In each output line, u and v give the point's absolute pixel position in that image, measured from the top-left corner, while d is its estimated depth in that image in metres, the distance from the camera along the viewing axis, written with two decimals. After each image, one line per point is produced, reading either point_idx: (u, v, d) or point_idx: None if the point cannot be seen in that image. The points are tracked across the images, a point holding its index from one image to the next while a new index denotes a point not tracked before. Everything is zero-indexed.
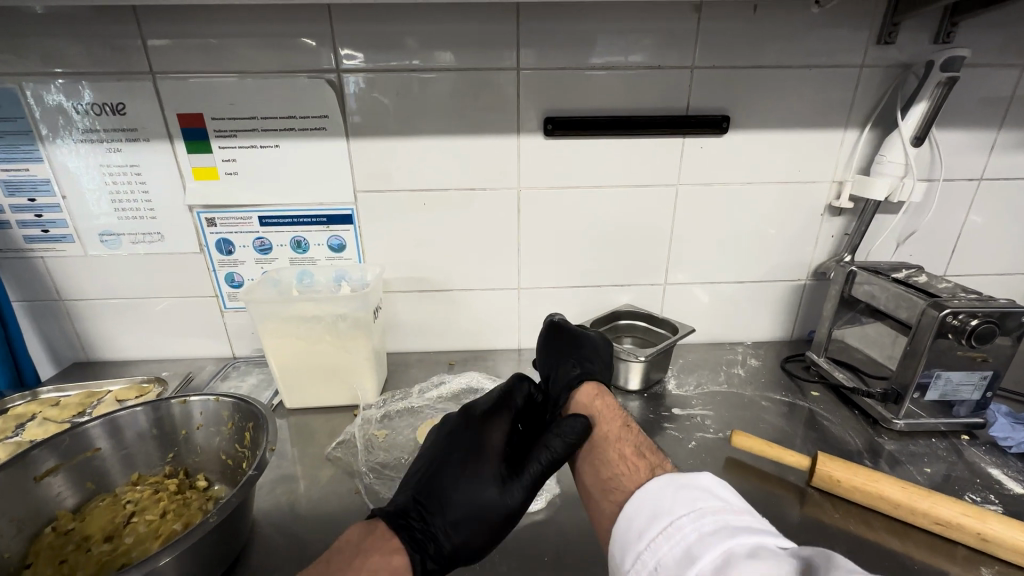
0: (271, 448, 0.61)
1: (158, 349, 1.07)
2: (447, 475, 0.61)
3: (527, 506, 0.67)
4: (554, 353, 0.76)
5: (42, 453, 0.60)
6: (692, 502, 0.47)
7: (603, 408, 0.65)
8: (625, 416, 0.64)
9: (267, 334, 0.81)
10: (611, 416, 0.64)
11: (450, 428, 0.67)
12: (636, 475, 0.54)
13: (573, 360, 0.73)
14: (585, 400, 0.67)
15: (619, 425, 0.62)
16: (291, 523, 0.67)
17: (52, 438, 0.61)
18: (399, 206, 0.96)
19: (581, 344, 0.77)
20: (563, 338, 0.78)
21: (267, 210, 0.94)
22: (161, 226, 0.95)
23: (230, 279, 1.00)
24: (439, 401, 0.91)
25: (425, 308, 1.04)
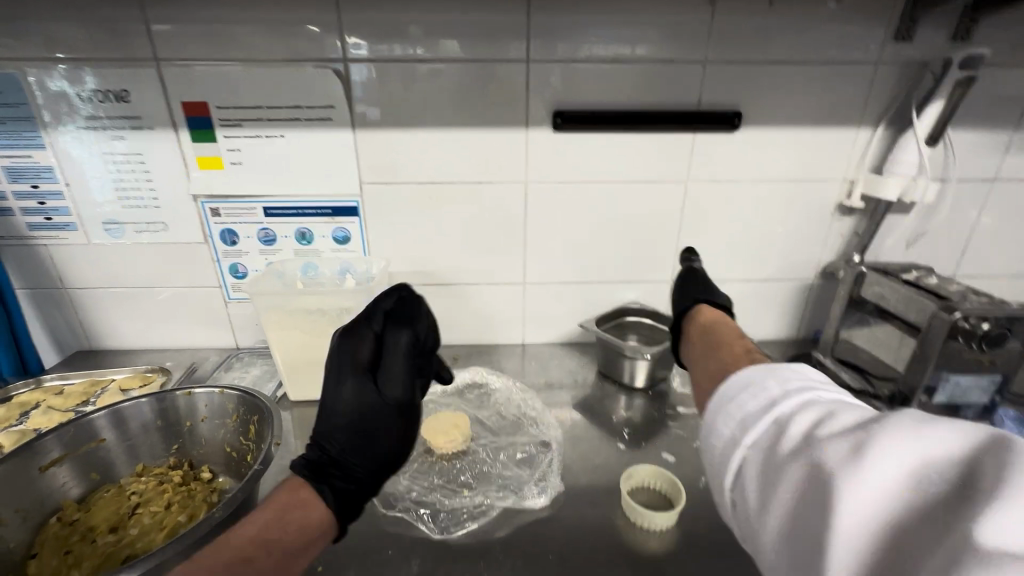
0: (276, 443, 0.60)
1: (162, 339, 1.07)
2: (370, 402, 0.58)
3: (531, 502, 0.67)
4: (678, 282, 0.81)
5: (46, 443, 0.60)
6: (780, 369, 0.43)
7: (718, 323, 0.65)
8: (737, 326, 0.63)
9: (271, 326, 0.81)
10: (721, 327, 0.64)
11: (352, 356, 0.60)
12: (738, 364, 0.52)
13: (694, 287, 0.77)
14: (705, 318, 0.68)
15: (733, 333, 0.61)
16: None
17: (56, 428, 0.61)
18: (404, 199, 0.95)
19: (700, 280, 0.79)
20: (688, 274, 0.82)
21: (272, 200, 0.93)
22: (165, 214, 0.94)
23: (234, 270, 0.99)
24: (443, 395, 0.91)
25: (430, 301, 1.04)
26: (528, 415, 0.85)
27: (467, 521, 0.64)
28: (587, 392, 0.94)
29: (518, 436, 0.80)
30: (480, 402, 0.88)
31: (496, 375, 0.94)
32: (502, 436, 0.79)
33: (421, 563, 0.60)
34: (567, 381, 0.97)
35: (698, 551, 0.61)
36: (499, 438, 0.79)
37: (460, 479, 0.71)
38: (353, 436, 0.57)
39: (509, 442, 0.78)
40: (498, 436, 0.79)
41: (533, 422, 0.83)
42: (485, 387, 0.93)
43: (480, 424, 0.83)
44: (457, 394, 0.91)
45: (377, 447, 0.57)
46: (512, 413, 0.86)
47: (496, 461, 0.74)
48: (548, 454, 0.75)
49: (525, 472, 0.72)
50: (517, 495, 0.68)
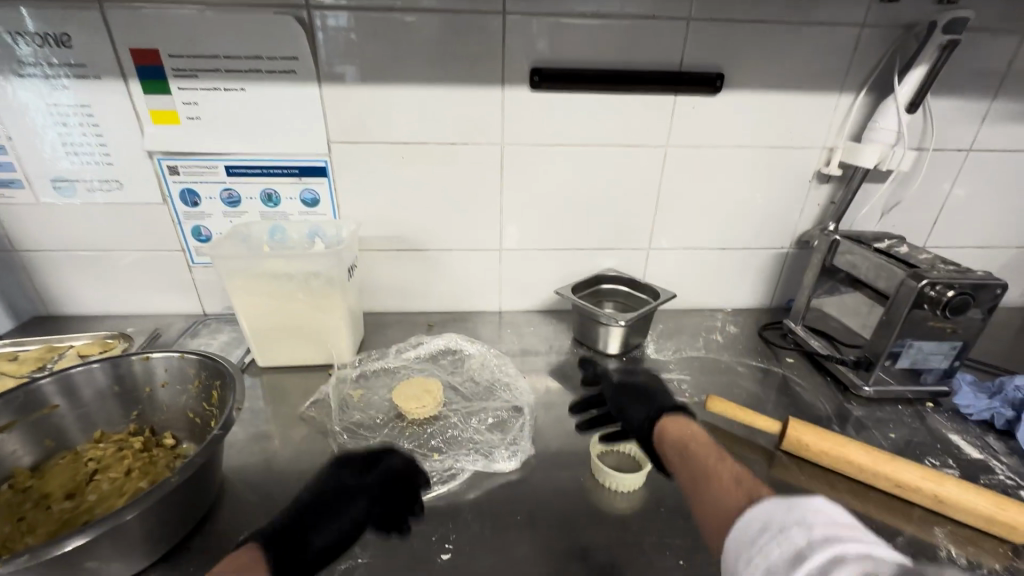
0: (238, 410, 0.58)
1: (123, 304, 1.02)
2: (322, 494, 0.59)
3: (501, 464, 0.67)
4: (624, 398, 0.74)
5: None
6: (803, 509, 0.40)
7: (684, 433, 0.62)
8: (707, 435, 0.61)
9: (235, 290, 0.78)
10: (688, 439, 0.61)
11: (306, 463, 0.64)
12: (729, 500, 0.48)
13: (646, 402, 0.72)
14: (670, 433, 0.63)
15: (699, 445, 0.59)
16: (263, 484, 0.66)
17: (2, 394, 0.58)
18: (375, 160, 0.91)
19: (651, 392, 0.74)
20: (627, 386, 0.77)
21: (234, 158, 0.88)
22: (118, 172, 0.88)
23: (197, 233, 0.95)
24: (417, 362, 0.90)
25: (404, 267, 1.01)
26: (501, 381, 0.85)
27: (437, 483, 0.65)
28: (562, 359, 0.94)
29: (490, 402, 0.80)
30: (453, 369, 0.88)
31: (471, 341, 0.93)
32: (474, 402, 0.79)
33: (389, 526, 0.60)
34: (542, 348, 0.97)
35: (663, 511, 0.63)
36: (471, 404, 0.79)
37: (430, 444, 0.71)
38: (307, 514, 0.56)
39: (482, 407, 0.78)
40: (470, 402, 0.79)
41: (506, 388, 0.83)
42: (459, 354, 0.92)
43: (453, 390, 0.82)
44: (430, 360, 0.90)
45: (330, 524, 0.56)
46: (486, 379, 0.85)
47: (467, 426, 0.74)
48: (520, 419, 0.75)
49: (496, 437, 0.72)
50: (487, 459, 0.68)
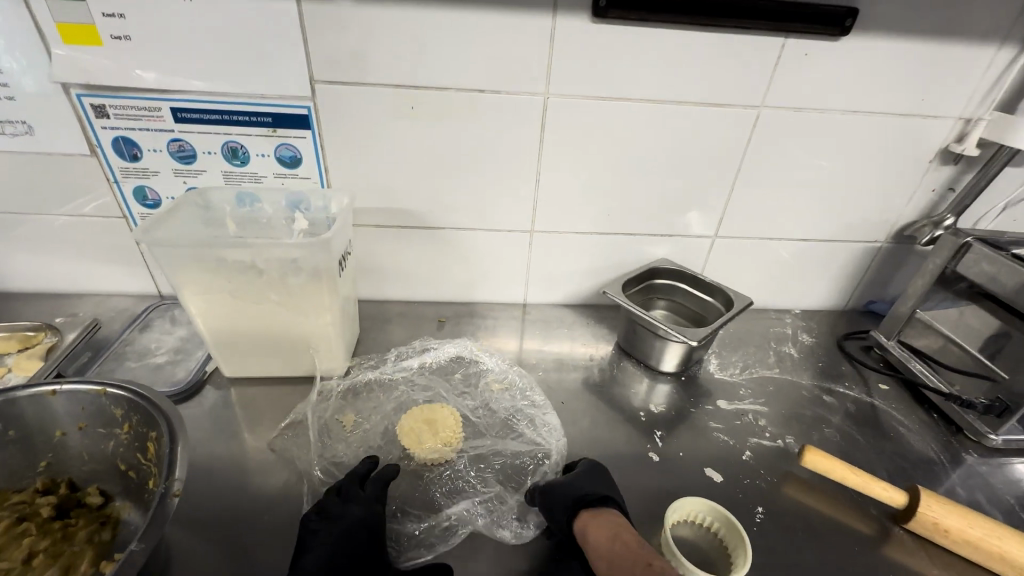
0: (175, 492, 0.40)
1: (55, 281, 0.81)
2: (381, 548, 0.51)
3: (506, 535, 0.54)
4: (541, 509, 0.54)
5: None
6: None
7: (603, 536, 0.49)
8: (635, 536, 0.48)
9: (185, 288, 0.58)
10: (613, 546, 0.47)
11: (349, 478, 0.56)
12: None
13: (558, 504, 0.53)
14: (585, 528, 0.50)
15: (620, 553, 0.46)
16: (231, 561, 0.50)
17: None
18: (375, 109, 0.68)
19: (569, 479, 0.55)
20: (540, 491, 0.56)
21: (183, 97, 0.65)
22: (26, 112, 0.65)
23: (142, 196, 0.73)
24: (419, 372, 0.73)
25: (410, 249, 0.81)
26: (523, 410, 0.68)
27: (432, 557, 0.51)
28: (604, 375, 0.76)
29: (505, 442, 0.64)
30: (466, 387, 0.71)
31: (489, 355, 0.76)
32: (485, 441, 0.64)
33: None
34: (578, 357, 0.79)
35: None
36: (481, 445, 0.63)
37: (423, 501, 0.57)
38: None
39: (493, 451, 0.63)
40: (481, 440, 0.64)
41: (528, 423, 0.66)
42: (474, 367, 0.75)
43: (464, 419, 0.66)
44: (442, 376, 0.73)
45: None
46: (505, 406, 0.69)
47: (471, 479, 0.59)
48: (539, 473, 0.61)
49: (504, 497, 0.58)
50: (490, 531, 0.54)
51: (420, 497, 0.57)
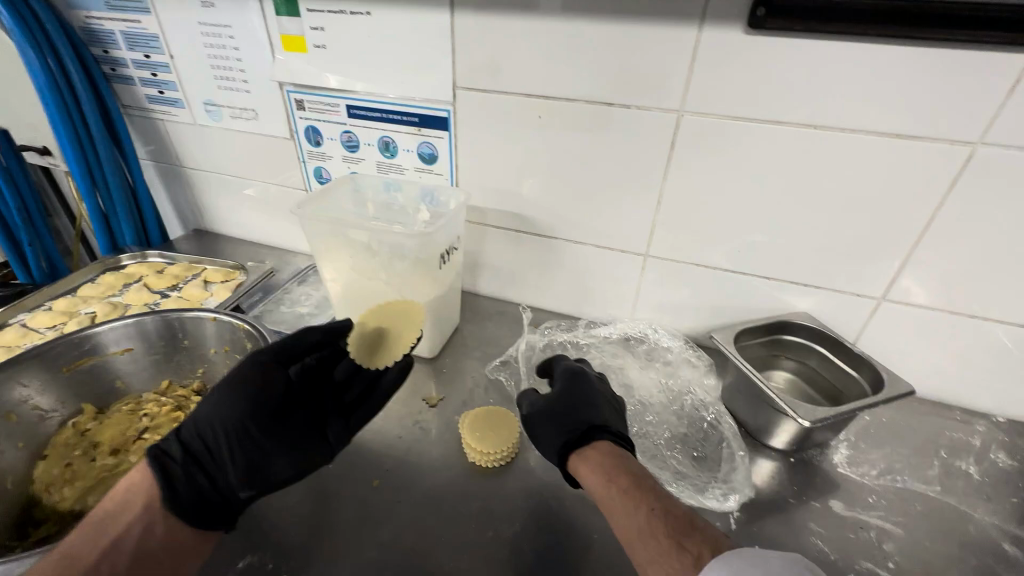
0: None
1: (259, 233, 1.05)
2: (305, 423, 0.54)
3: (713, 501, 0.56)
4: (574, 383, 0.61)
5: (74, 347, 0.63)
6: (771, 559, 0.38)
7: (599, 468, 0.49)
8: (628, 464, 0.49)
9: (320, 254, 0.69)
10: (612, 474, 0.48)
11: (310, 340, 0.57)
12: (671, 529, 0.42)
13: (579, 415, 0.55)
14: (583, 456, 0.52)
15: (613, 484, 0.47)
16: (302, 492, 0.58)
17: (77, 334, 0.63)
18: (507, 116, 0.70)
19: (590, 402, 0.57)
20: (584, 380, 0.61)
21: (356, 96, 0.77)
22: (255, 101, 0.84)
23: (318, 174, 0.89)
24: (604, 351, 0.77)
25: (522, 252, 0.82)
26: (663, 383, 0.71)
27: None
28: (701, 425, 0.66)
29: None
30: (649, 361, 0.76)
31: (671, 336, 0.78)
32: (666, 412, 0.67)
33: None
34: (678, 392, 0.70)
35: None
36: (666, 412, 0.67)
37: None
38: (240, 453, 0.50)
39: (686, 419, 0.66)
40: (670, 414, 0.67)
41: (629, 378, 0.73)
42: (653, 347, 0.78)
43: (645, 388, 0.71)
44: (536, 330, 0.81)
45: (275, 484, 0.51)
46: (679, 385, 0.71)
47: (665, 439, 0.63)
48: (727, 443, 0.62)
49: None
50: (700, 492, 0.57)
51: (464, 494, 0.59)
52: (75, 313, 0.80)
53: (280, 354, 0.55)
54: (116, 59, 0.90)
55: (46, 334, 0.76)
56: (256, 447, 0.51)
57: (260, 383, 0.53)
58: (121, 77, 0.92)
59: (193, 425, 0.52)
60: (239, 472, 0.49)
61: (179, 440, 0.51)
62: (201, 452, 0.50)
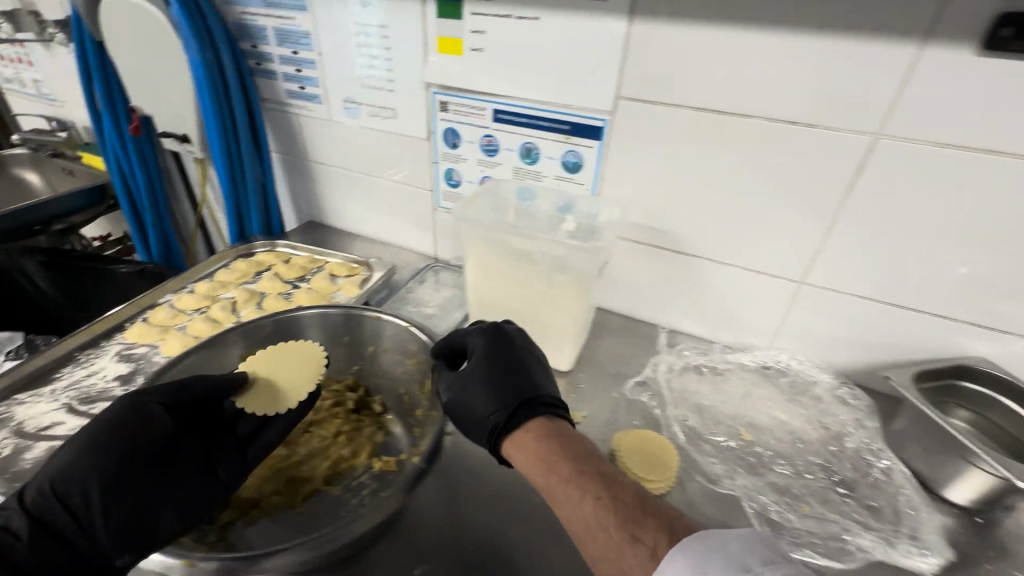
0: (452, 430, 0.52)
1: (374, 229, 1.06)
2: (187, 477, 0.51)
3: (905, 559, 0.51)
4: (493, 352, 0.56)
5: (247, 336, 0.67)
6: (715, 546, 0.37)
7: (542, 455, 0.47)
8: (561, 443, 0.47)
9: (469, 259, 0.69)
10: (542, 455, 0.47)
11: (206, 384, 0.56)
12: (603, 530, 0.40)
13: (504, 392, 0.53)
14: (522, 438, 0.49)
15: (555, 469, 0.45)
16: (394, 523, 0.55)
17: (257, 322, 0.67)
18: (669, 129, 0.68)
19: (526, 369, 0.55)
20: (504, 343, 0.58)
21: (506, 101, 0.76)
22: (397, 101, 0.85)
23: (449, 176, 0.89)
24: (745, 379, 0.73)
25: (659, 268, 0.79)
26: (818, 421, 0.67)
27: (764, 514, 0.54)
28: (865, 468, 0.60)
29: (761, 438, 0.63)
30: (797, 396, 0.71)
31: (819, 371, 0.74)
32: (826, 452, 0.62)
33: None
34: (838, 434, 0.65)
35: None
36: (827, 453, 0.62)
37: (794, 492, 0.57)
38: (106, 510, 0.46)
39: (851, 462, 0.61)
40: (831, 456, 0.62)
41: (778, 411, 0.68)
42: (799, 380, 0.74)
43: (798, 425, 0.66)
44: (671, 351, 0.77)
45: (160, 542, 0.46)
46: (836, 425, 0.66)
47: (833, 484, 0.58)
48: (906, 495, 0.57)
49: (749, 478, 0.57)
50: (887, 545, 0.52)
51: None
52: (217, 299, 0.83)
53: (165, 395, 0.54)
54: (263, 54, 0.93)
55: (194, 316, 0.79)
56: (119, 484, 0.47)
57: (132, 427, 0.49)
58: (265, 71, 0.95)
59: (47, 486, 0.45)
60: (111, 538, 0.44)
61: (24, 511, 0.44)
62: (71, 511, 0.45)
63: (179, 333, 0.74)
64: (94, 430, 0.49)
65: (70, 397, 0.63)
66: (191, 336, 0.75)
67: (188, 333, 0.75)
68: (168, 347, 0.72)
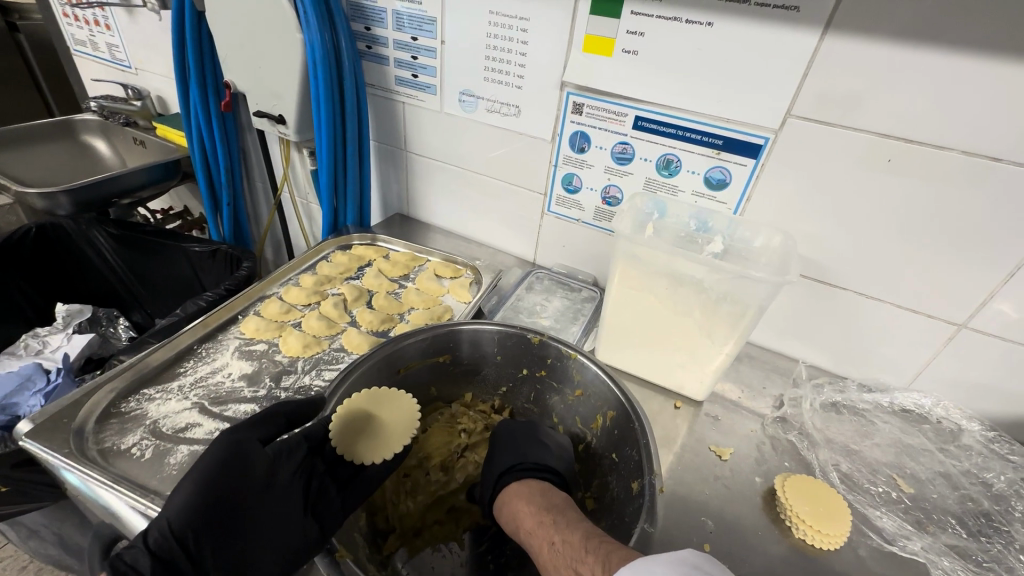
0: (658, 487, 0.49)
1: (468, 227, 1.02)
2: (286, 517, 0.49)
3: None
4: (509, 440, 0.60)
5: (406, 352, 0.64)
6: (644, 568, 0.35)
7: (517, 502, 0.51)
8: (536, 492, 0.52)
9: (615, 277, 0.65)
10: (520, 516, 0.50)
11: (289, 408, 0.55)
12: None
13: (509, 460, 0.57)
14: (507, 497, 0.53)
15: (537, 519, 0.48)
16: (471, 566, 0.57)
17: (418, 338, 0.65)
18: (843, 154, 0.63)
19: (525, 444, 0.59)
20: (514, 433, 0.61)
21: (653, 108, 0.71)
22: (522, 98, 0.81)
23: (567, 181, 0.84)
24: (890, 421, 0.70)
25: (796, 298, 0.75)
26: (979, 477, 0.62)
27: None
28: None
29: (923, 492, 0.60)
30: (948, 444, 0.67)
31: (969, 419, 0.69)
32: (997, 513, 0.58)
33: None
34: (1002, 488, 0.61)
35: None
36: (998, 513, 0.58)
37: (978, 559, 0.53)
38: (216, 552, 0.45)
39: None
40: (1003, 518, 0.58)
41: (932, 460, 0.64)
42: (948, 427, 0.69)
43: (958, 479, 0.62)
44: (806, 386, 0.74)
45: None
46: (1000, 483, 0.62)
47: (1013, 551, 0.54)
48: None
49: (919, 537, 0.55)
50: None
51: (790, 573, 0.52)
52: (324, 294, 0.81)
53: (260, 429, 0.52)
54: (376, 37, 0.88)
55: (306, 312, 0.76)
56: (242, 515, 0.47)
57: (244, 462, 0.48)
58: (375, 56, 0.90)
59: (165, 527, 0.43)
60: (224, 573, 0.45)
61: (150, 550, 0.42)
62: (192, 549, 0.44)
63: (296, 331, 0.71)
64: (208, 465, 0.46)
65: (199, 396, 0.60)
66: (308, 335, 0.72)
67: (305, 332, 0.72)
68: (290, 347, 0.69)
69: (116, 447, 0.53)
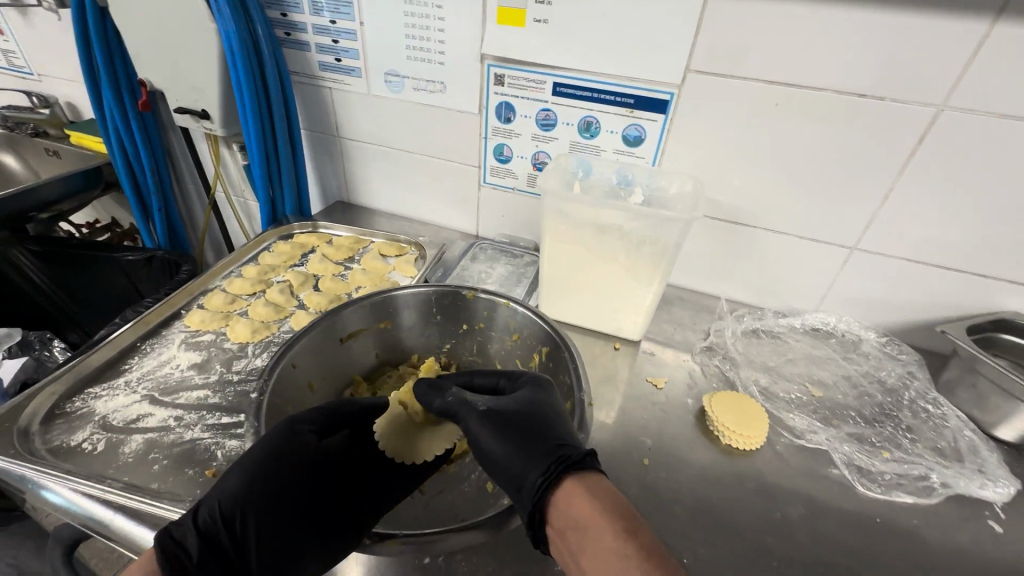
0: (588, 403, 0.57)
1: (410, 208, 1.04)
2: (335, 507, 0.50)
3: (988, 493, 0.57)
4: (524, 413, 0.51)
5: (350, 318, 0.70)
6: None
7: (590, 499, 0.41)
8: (621, 500, 0.42)
9: (545, 234, 0.69)
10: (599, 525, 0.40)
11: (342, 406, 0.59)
12: None
13: (542, 436, 0.48)
14: (569, 494, 0.43)
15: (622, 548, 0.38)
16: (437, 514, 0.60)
17: (360, 305, 0.70)
18: (736, 103, 0.70)
19: (549, 419, 0.50)
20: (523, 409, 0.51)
21: (568, 74, 0.76)
22: (446, 74, 0.83)
23: (498, 151, 0.88)
24: (802, 340, 0.78)
25: (712, 239, 0.82)
26: (874, 375, 0.72)
27: (856, 465, 0.60)
28: (925, 413, 0.66)
29: (829, 394, 0.69)
30: (848, 352, 0.76)
31: (865, 329, 0.79)
32: (888, 403, 0.68)
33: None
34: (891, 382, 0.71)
35: None
36: (889, 402, 0.68)
37: (872, 440, 0.62)
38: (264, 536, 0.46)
39: (911, 409, 0.67)
40: (893, 406, 0.67)
41: (836, 367, 0.73)
42: (849, 338, 0.79)
43: (857, 380, 0.71)
44: (729, 317, 0.82)
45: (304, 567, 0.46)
46: (891, 378, 0.71)
47: (901, 431, 0.63)
48: (966, 436, 0.62)
49: (823, 430, 0.63)
50: (967, 480, 0.58)
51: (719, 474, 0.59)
52: (269, 282, 0.81)
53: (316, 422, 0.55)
54: (295, 24, 0.88)
55: (252, 300, 0.77)
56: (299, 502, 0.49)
57: (292, 453, 0.50)
58: (295, 42, 0.90)
59: (214, 510, 0.45)
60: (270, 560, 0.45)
61: (201, 529, 0.44)
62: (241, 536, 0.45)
63: (243, 319, 0.72)
64: (256, 455, 0.49)
65: (148, 389, 0.61)
66: (256, 322, 0.73)
67: (252, 319, 0.73)
68: (237, 335, 0.69)
69: (67, 444, 0.53)
